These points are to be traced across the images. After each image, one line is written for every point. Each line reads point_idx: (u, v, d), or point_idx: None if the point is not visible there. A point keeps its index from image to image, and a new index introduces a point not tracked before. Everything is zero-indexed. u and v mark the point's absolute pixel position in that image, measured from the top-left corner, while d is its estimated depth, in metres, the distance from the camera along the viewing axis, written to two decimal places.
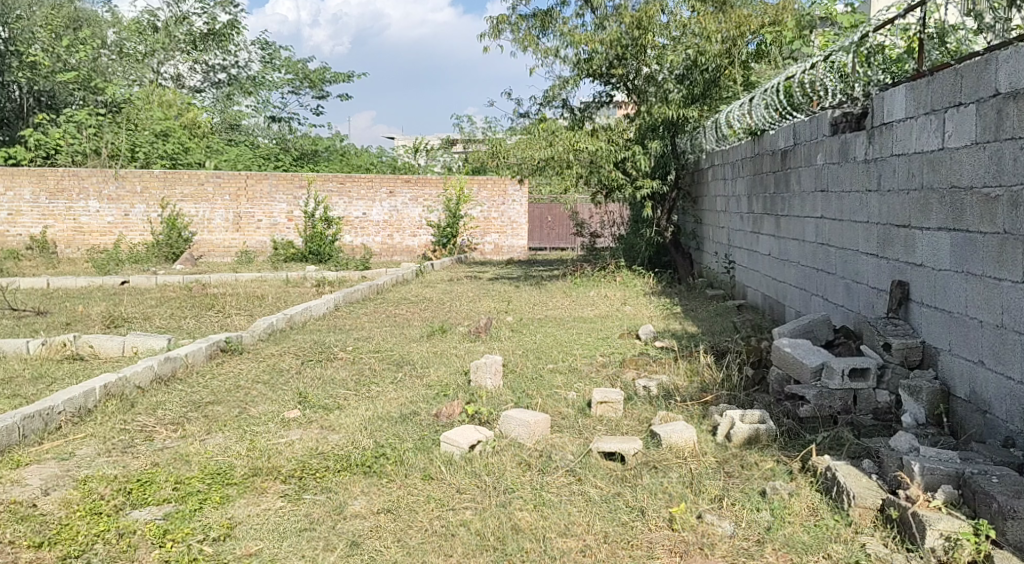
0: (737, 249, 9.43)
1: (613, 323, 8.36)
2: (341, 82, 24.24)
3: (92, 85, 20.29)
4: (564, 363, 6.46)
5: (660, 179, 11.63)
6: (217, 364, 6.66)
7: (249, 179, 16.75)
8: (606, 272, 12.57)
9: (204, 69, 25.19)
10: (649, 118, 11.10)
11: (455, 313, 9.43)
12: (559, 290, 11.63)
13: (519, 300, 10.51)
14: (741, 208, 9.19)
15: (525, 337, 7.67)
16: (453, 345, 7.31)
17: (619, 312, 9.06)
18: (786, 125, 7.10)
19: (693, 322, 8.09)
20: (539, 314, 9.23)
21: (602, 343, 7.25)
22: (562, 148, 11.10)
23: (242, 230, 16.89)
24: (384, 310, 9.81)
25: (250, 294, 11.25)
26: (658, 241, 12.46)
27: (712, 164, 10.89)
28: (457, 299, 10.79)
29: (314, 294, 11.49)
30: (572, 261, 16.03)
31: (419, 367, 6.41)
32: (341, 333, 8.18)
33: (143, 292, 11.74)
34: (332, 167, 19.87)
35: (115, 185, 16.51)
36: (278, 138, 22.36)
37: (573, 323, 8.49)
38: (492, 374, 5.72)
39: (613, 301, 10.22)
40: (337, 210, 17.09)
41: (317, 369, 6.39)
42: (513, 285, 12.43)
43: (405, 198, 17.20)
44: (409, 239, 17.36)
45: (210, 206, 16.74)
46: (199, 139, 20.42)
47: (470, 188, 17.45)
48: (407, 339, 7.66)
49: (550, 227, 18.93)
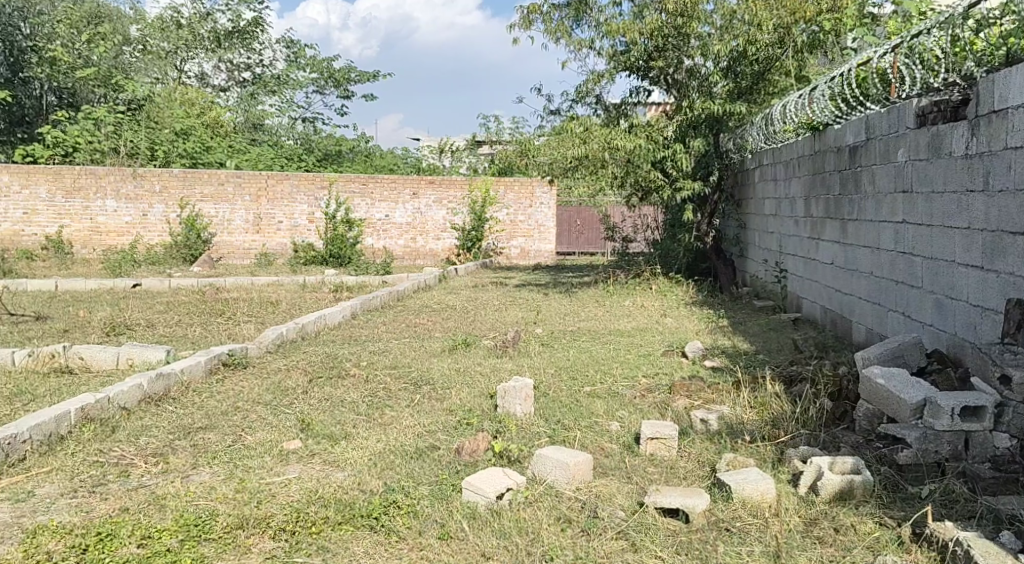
0: (791, 256, 8.70)
1: (654, 337, 7.61)
2: (366, 82, 23.63)
3: (113, 82, 19.79)
4: (603, 385, 5.71)
5: (702, 180, 10.80)
6: (215, 382, 5.94)
7: (270, 179, 16.15)
8: (641, 279, 11.81)
9: (229, 68, 24.65)
10: (691, 115, 10.33)
11: (482, 324, 8.71)
12: (593, 299, 10.89)
13: (550, 310, 9.78)
14: (795, 211, 8.45)
15: (558, 353, 6.94)
16: (478, 362, 6.59)
17: (659, 326, 8.31)
18: (856, 119, 6.37)
19: (744, 339, 7.33)
20: (572, 325, 8.49)
21: (646, 362, 6.50)
22: (597, 147, 10.37)
23: (263, 232, 16.29)
24: (406, 320, 9.09)
25: (265, 300, 10.59)
26: (698, 247, 11.69)
27: (760, 164, 10.14)
28: (484, 308, 10.06)
29: (331, 301, 10.80)
30: (603, 267, 15.25)
31: (440, 389, 5.70)
32: (356, 346, 7.46)
33: (154, 297, 11.13)
34: (356, 167, 19.23)
35: (133, 184, 15.97)
36: (302, 138, 21.78)
37: (610, 336, 7.74)
38: (522, 400, 4.98)
39: (653, 312, 9.47)
40: (359, 212, 16.44)
41: (325, 389, 5.69)
42: (542, 293, 11.70)
43: (430, 199, 16.53)
44: (433, 242, 16.67)
45: (230, 207, 16.16)
46: (221, 137, 19.85)
47: (496, 190, 16.73)
48: (428, 354, 6.94)
49: (579, 231, 18.15)
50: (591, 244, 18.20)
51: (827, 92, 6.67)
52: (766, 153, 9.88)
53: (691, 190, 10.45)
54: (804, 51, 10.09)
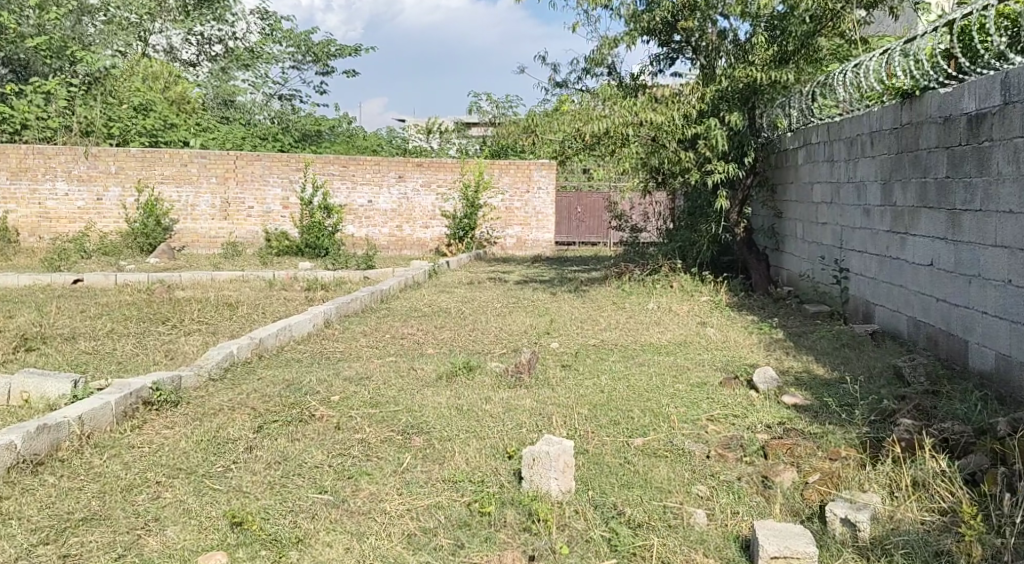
0: (855, 253, 7.28)
1: (699, 356, 6.13)
2: (347, 57, 21.95)
3: (69, 54, 17.90)
4: (661, 437, 4.24)
5: (736, 161, 9.31)
6: (128, 432, 4.38)
7: (239, 159, 14.49)
8: (660, 276, 10.35)
9: (199, 42, 22.93)
10: (725, 83, 8.82)
11: (483, 336, 7.15)
12: (608, 300, 9.40)
13: (562, 315, 8.28)
14: (864, 197, 7.02)
15: (585, 381, 5.42)
16: (484, 396, 5.05)
17: (700, 338, 6.85)
18: (981, 77, 4.93)
19: (816, 361, 5.88)
20: (593, 339, 6.98)
21: (703, 395, 5.03)
22: (615, 122, 8.87)
23: (231, 218, 14.64)
24: (391, 330, 7.52)
25: (222, 301, 8.97)
26: (726, 239, 10.21)
27: (808, 143, 8.70)
28: (483, 312, 8.53)
29: (302, 302, 9.17)
30: (610, 260, 13.74)
31: (440, 445, 4.18)
32: (325, 370, 5.87)
33: (93, 296, 9.48)
34: (335, 148, 17.60)
35: (86, 165, 14.28)
36: (277, 118, 20.08)
37: (643, 355, 6.25)
38: (559, 472, 3.46)
39: (684, 318, 8.00)
40: (338, 197, 14.81)
41: (279, 445, 4.15)
42: (546, 291, 10.19)
43: (416, 183, 14.94)
44: (420, 231, 15.08)
45: (194, 190, 14.51)
46: (188, 114, 18.12)
47: (490, 173, 15.19)
48: (419, 383, 5.40)
49: (580, 219, 16.54)
50: (593, 233, 16.62)
51: (936, 46, 5.24)
52: (816, 129, 8.44)
53: (725, 172, 8.96)
54: (861, 8, 8.61)
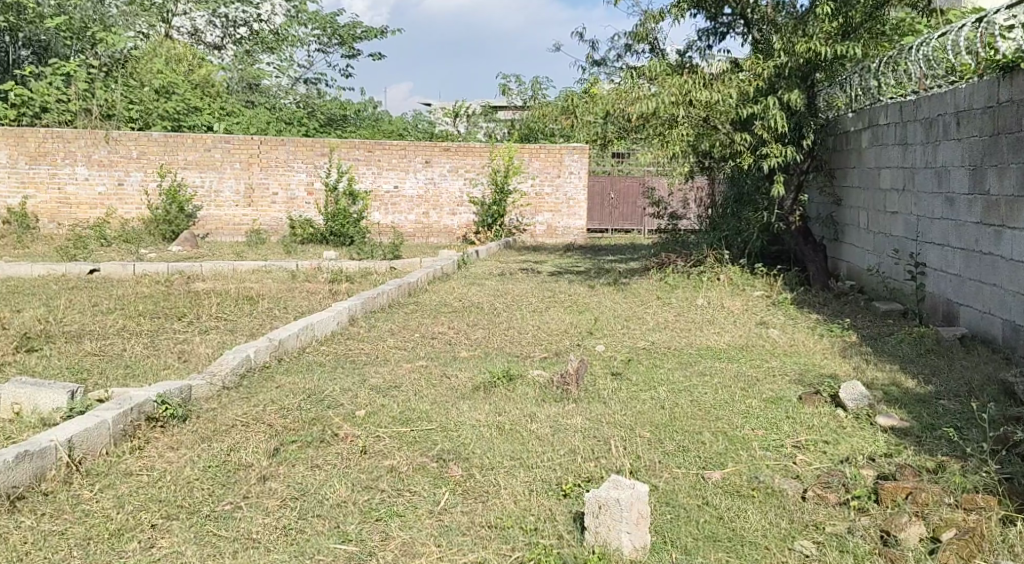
0: (935, 245, 6.68)
1: (768, 364, 5.51)
2: (373, 39, 21.33)
3: (90, 35, 17.34)
4: (742, 471, 3.64)
5: (794, 143, 8.66)
6: (128, 457, 3.83)
7: (262, 143, 13.95)
8: (707, 269, 9.70)
9: (223, 23, 22.43)
10: (784, 58, 8.16)
11: (522, 338, 6.54)
12: (653, 294, 8.76)
13: (606, 312, 7.66)
14: (948, 183, 6.40)
15: (643, 394, 4.81)
16: (528, 412, 4.45)
17: (763, 342, 6.23)
18: None
19: (901, 372, 5.24)
20: (645, 341, 6.37)
21: (782, 414, 4.42)
22: (664, 104, 8.25)
23: (254, 205, 14.12)
24: (421, 329, 6.92)
25: (241, 295, 8.42)
26: (779, 229, 9.54)
27: (876, 125, 8.05)
28: (520, 308, 7.91)
29: (325, 295, 8.59)
30: (648, 249, 13.07)
31: (482, 476, 3.59)
32: (350, 377, 5.29)
33: (107, 287, 8.96)
34: (360, 133, 17.01)
35: (107, 149, 13.80)
36: (302, 101, 19.51)
37: (705, 361, 5.63)
38: (632, 524, 2.93)
39: (739, 317, 7.36)
40: (364, 182, 14.24)
41: (296, 475, 3.59)
42: (585, 284, 9.55)
43: (445, 168, 14.33)
44: (448, 218, 14.47)
45: (217, 175, 13.99)
46: (211, 97, 17.60)
47: (520, 158, 14.56)
48: (451, 395, 4.79)
49: (613, 206, 15.83)
50: (627, 219, 15.90)
51: None
52: (885, 108, 7.80)
53: (782, 155, 8.31)
54: None
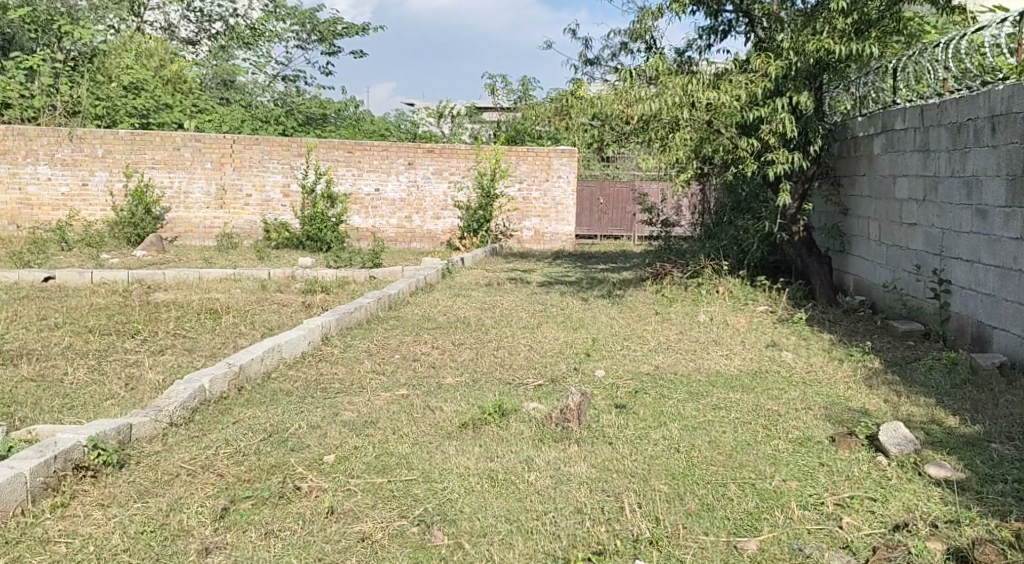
0: (963, 262, 6.18)
1: (788, 395, 4.95)
2: (354, 36, 20.68)
3: (55, 29, 16.32)
4: (783, 541, 3.07)
5: (801, 148, 8.12)
6: (47, 520, 3.21)
7: (236, 143, 13.28)
8: (706, 280, 9.14)
9: (199, 18, 21.70)
10: (794, 57, 7.63)
11: (512, 359, 5.95)
12: (651, 308, 8.19)
13: (601, 330, 7.07)
14: (984, 194, 5.89)
15: (652, 432, 4.22)
16: (524, 457, 3.86)
17: (777, 366, 5.67)
18: None
19: (939, 406, 4.69)
20: (647, 365, 5.79)
21: (816, 460, 3.85)
22: (666, 104, 7.68)
23: (227, 207, 13.43)
24: (402, 349, 6.32)
25: (206, 307, 7.78)
26: (782, 240, 9.00)
27: (892, 131, 7.55)
28: (509, 324, 7.30)
29: (298, 307, 7.95)
30: (639, 258, 12.51)
31: (472, 549, 3.04)
32: (320, 409, 4.66)
33: (60, 296, 8.27)
34: (340, 133, 16.35)
35: (70, 147, 13.07)
36: (279, 99, 18.82)
37: (716, 391, 5.06)
38: None
39: (746, 336, 6.81)
40: (343, 185, 13.59)
41: (245, 547, 3.04)
42: (578, 297, 8.96)
43: (428, 170, 13.72)
44: (430, 222, 13.84)
45: (187, 175, 13.30)
46: (184, 94, 16.88)
47: (506, 160, 13.95)
48: (434, 433, 4.18)
49: (602, 211, 15.25)
50: (616, 226, 15.32)
51: None
52: (903, 113, 7.30)
53: (791, 161, 7.77)
54: None
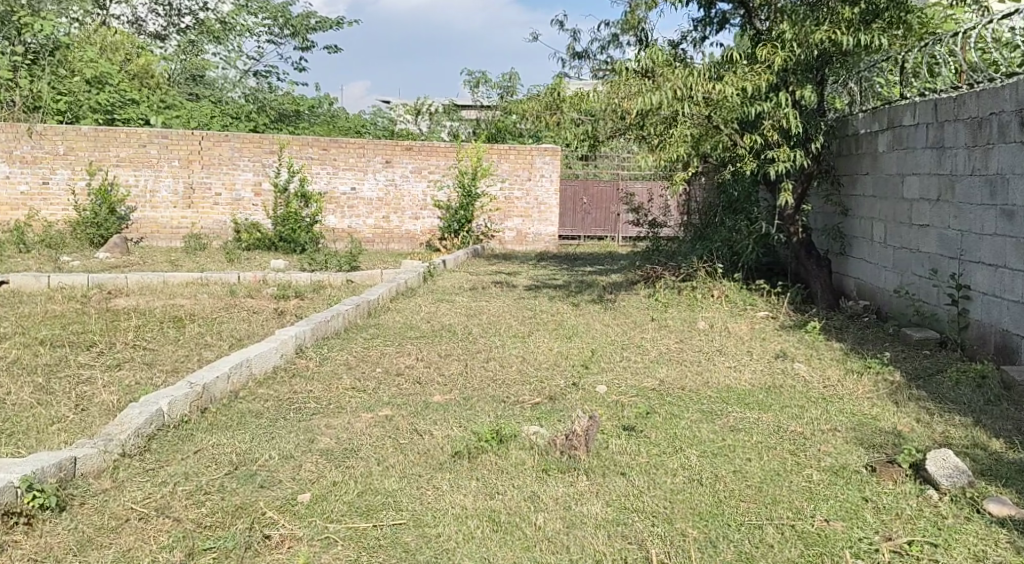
0: (985, 267, 5.81)
1: (808, 414, 4.52)
2: (328, 31, 20.11)
3: (16, 20, 15.12)
4: None
5: (804, 146, 7.70)
6: None
7: (205, 139, 12.69)
8: (701, 284, 8.72)
9: (167, 12, 21.00)
10: (800, 50, 7.20)
11: (503, 373, 5.49)
12: (645, 315, 7.75)
13: (596, 339, 6.62)
14: (1011, 193, 5.51)
15: (666, 460, 3.78)
16: (529, 493, 3.40)
17: (791, 379, 5.25)
18: None
19: (977, 427, 4.28)
20: (650, 379, 5.34)
21: (855, 493, 3.42)
22: (667, 99, 7.17)
23: (195, 206, 12.85)
24: (384, 361, 5.83)
25: (170, 316, 7.23)
26: (780, 241, 8.59)
27: (900, 127, 7.16)
28: (497, 332, 6.83)
29: (270, 314, 7.42)
30: (627, 259, 12.08)
31: None
32: (294, 436, 4.17)
33: (11, 304, 7.68)
34: (314, 129, 15.79)
35: (29, 144, 12.42)
36: (251, 95, 18.20)
37: (729, 409, 4.62)
38: None
39: (750, 345, 6.39)
40: (318, 183, 13.05)
41: None
42: (567, 302, 8.50)
43: (406, 169, 13.21)
44: (409, 222, 13.33)
45: (154, 174, 12.69)
46: (151, 89, 16.24)
47: (488, 158, 13.47)
48: (424, 466, 3.70)
49: (586, 210, 14.80)
50: (600, 226, 14.89)
51: None
52: (914, 107, 6.90)
53: (794, 159, 7.36)
54: None
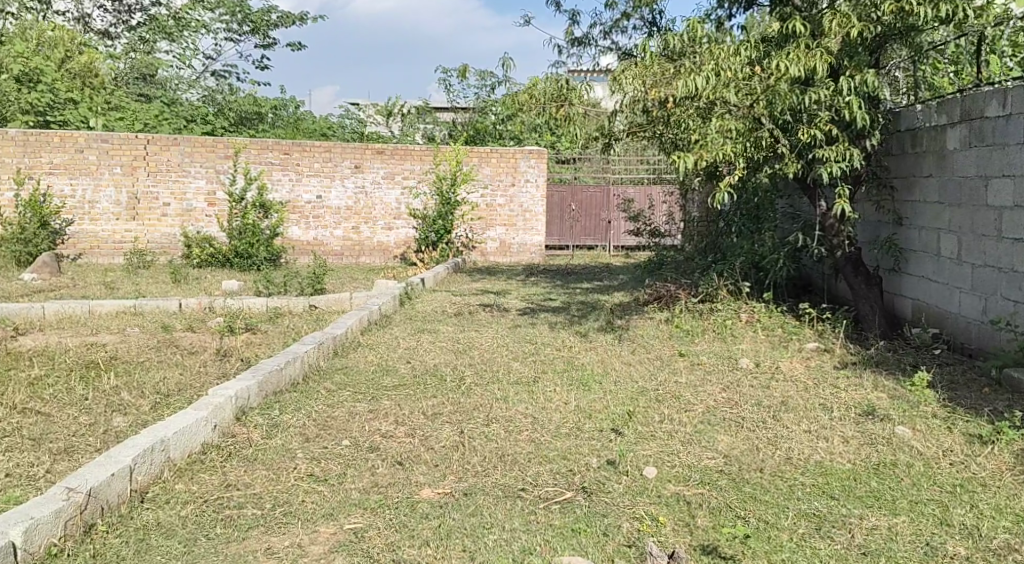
0: None
1: (955, 520, 3.23)
2: (291, 26, 18.62)
3: None
4: None
5: (859, 142, 6.38)
6: None
7: (150, 143, 11.18)
8: (728, 306, 7.37)
9: (116, 9, 19.39)
10: (862, 25, 5.88)
11: (511, 446, 4.13)
12: (670, 348, 6.39)
13: (618, 386, 5.26)
14: None
15: None
16: None
17: (903, 455, 3.90)
18: None
19: None
20: (712, 454, 3.96)
21: None
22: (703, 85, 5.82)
23: (140, 218, 11.33)
24: (352, 428, 4.43)
25: (84, 360, 5.75)
26: (821, 256, 7.24)
27: (978, 117, 5.87)
28: (495, 378, 5.45)
29: (212, 356, 5.96)
30: (628, 275, 10.74)
31: None
32: None
33: None
34: (276, 133, 14.33)
35: None
36: (207, 96, 16.66)
37: (843, 511, 3.31)
38: None
39: (818, 393, 5.05)
40: (279, 192, 11.60)
41: None
42: (572, 331, 7.12)
43: (377, 174, 11.78)
44: (381, 233, 11.90)
45: (92, 182, 11.15)
46: (93, 89, 14.65)
47: (468, 163, 12.07)
48: None
49: (575, 218, 13.43)
50: (590, 235, 13.54)
51: None
52: (1001, 92, 5.64)
53: (853, 158, 6.04)
54: None
